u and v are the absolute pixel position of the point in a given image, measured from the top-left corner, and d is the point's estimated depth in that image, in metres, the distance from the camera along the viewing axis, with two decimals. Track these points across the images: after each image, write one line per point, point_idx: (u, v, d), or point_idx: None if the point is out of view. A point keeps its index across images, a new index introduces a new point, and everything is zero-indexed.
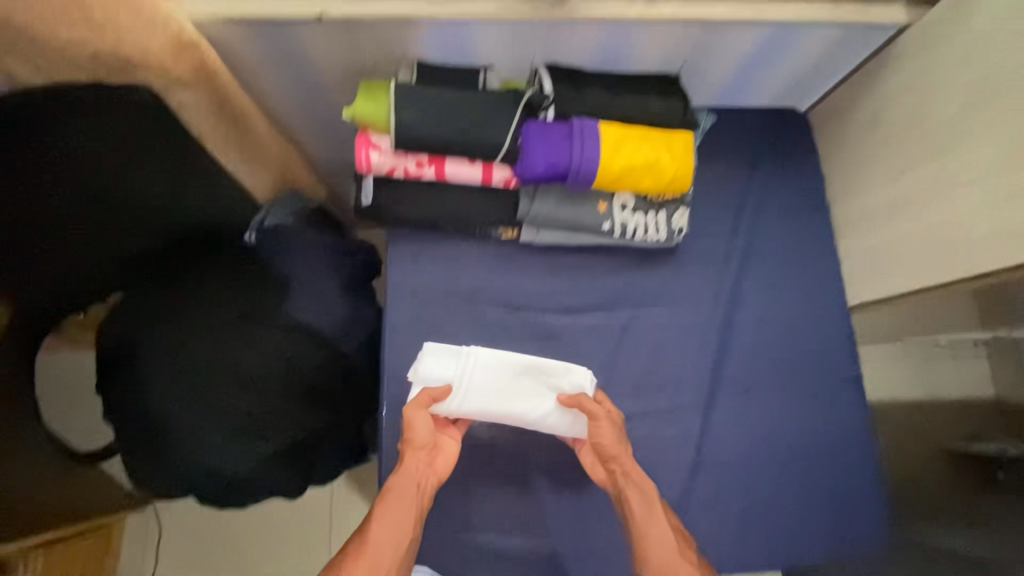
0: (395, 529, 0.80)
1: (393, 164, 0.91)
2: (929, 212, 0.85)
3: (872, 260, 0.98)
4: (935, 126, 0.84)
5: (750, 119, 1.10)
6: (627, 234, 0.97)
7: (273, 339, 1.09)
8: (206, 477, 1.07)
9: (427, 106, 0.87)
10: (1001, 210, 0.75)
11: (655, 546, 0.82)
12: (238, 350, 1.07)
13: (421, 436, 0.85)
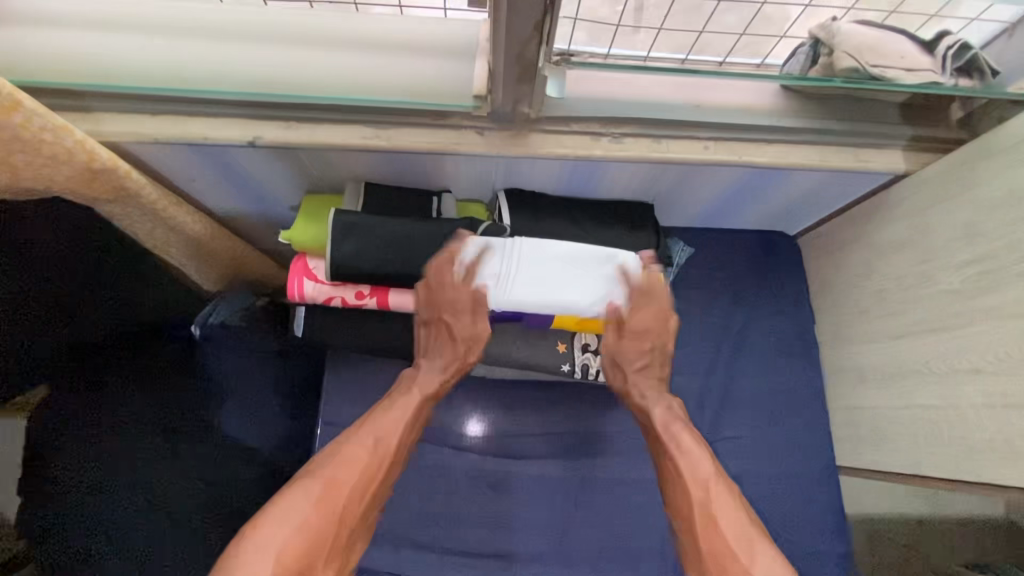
0: (397, 409, 0.74)
1: (330, 293, 0.82)
2: (927, 392, 0.74)
3: (863, 423, 0.87)
4: (935, 296, 0.74)
5: (734, 244, 1.01)
6: (589, 376, 0.88)
7: (207, 462, 0.95)
8: None
9: (369, 238, 0.79)
10: (1010, 416, 0.64)
11: (686, 460, 0.70)
12: (163, 476, 0.92)
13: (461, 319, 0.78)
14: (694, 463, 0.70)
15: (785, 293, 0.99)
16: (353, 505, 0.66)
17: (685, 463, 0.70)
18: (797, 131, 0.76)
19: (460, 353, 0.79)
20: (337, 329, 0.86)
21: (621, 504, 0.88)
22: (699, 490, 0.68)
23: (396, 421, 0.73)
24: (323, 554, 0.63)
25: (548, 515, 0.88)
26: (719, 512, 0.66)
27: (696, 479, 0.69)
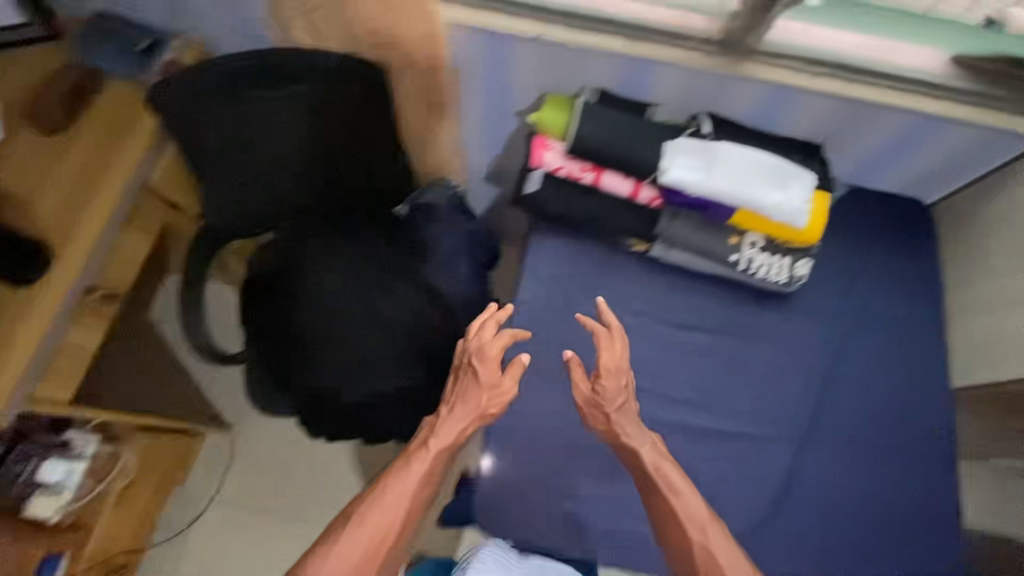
0: (421, 467, 0.89)
1: (561, 164, 1.05)
2: None
3: (996, 342, 1.07)
4: None
5: (875, 198, 1.20)
6: (750, 270, 1.05)
7: (408, 294, 1.28)
8: (325, 393, 1.27)
9: (605, 124, 1.02)
10: None
11: (680, 504, 0.85)
12: (377, 296, 1.27)
13: (484, 377, 0.92)
14: (688, 501, 0.86)
15: (914, 245, 1.17)
16: None
17: (672, 497, 0.86)
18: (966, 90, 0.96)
19: (483, 402, 0.93)
20: (553, 195, 1.07)
21: (762, 379, 1.08)
22: (695, 528, 0.84)
23: (405, 498, 0.87)
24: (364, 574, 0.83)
25: (700, 375, 1.08)
26: (716, 547, 0.82)
27: (692, 519, 0.84)
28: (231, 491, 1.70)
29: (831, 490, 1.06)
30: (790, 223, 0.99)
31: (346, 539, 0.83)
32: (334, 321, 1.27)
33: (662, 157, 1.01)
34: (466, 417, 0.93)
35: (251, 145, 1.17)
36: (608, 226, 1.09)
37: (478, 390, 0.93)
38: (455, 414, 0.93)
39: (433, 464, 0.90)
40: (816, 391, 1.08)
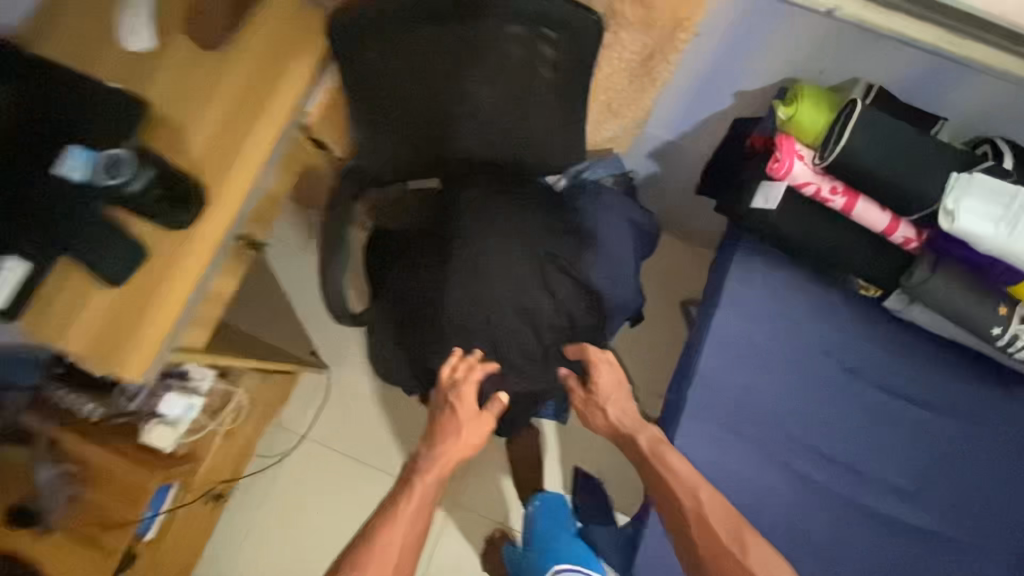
0: (409, 514, 1.09)
1: (809, 180, 0.85)
2: None
3: None
4: None
5: None
6: (1009, 348, 0.86)
7: (566, 289, 1.15)
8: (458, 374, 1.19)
9: (884, 141, 0.81)
10: None
11: (673, 479, 0.87)
12: (531, 287, 1.14)
13: (467, 414, 1.14)
14: (680, 471, 0.87)
15: None
16: None
17: (674, 479, 0.87)
18: None
19: (466, 431, 1.15)
20: (786, 216, 0.89)
21: (985, 471, 0.91)
22: (685, 493, 0.85)
23: (414, 527, 1.09)
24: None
25: (914, 454, 0.91)
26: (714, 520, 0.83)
27: (683, 486, 0.86)
28: (322, 431, 1.70)
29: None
30: None
31: (375, 545, 1.05)
32: (480, 302, 1.15)
33: (946, 191, 0.80)
34: (455, 449, 1.15)
35: (428, 88, 1.03)
36: (840, 263, 0.91)
37: (460, 421, 1.15)
38: (449, 442, 1.14)
39: (420, 494, 1.11)
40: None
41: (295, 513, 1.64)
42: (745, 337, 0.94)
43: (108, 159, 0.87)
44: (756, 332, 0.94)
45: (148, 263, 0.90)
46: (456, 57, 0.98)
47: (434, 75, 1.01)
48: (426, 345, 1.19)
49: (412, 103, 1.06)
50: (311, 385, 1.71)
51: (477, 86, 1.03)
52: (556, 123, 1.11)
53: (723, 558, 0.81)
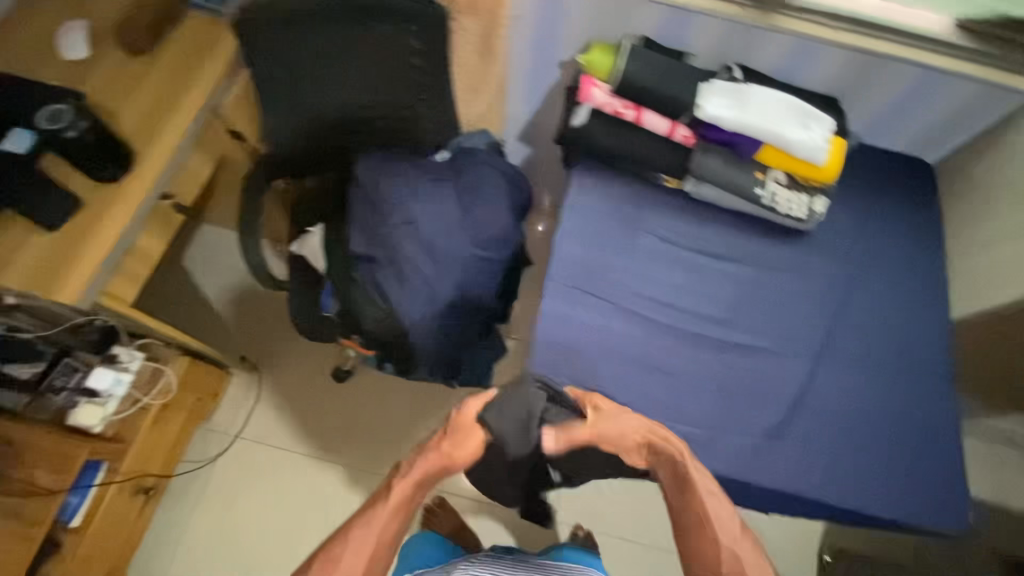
0: (386, 524, 0.94)
1: (606, 101, 1.16)
2: None
3: (986, 275, 1.16)
4: None
5: (885, 156, 1.30)
6: (774, 203, 1.16)
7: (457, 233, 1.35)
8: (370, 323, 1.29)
9: (648, 63, 1.13)
10: None
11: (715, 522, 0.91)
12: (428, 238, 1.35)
13: (461, 430, 0.97)
14: (719, 508, 0.92)
15: (917, 197, 1.27)
16: (373, 554, 0.92)
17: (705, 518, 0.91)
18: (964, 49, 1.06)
19: (441, 455, 0.97)
20: (599, 129, 1.17)
21: (782, 304, 1.14)
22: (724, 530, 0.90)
23: (393, 524, 0.94)
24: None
25: (724, 297, 1.14)
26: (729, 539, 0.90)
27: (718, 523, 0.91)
28: (254, 429, 1.74)
29: (885, 405, 1.08)
30: (811, 159, 1.10)
31: (362, 525, 0.93)
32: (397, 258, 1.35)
33: (697, 99, 1.13)
34: (436, 468, 0.98)
35: (318, 83, 1.30)
36: (646, 162, 1.19)
37: (436, 447, 0.97)
38: (427, 463, 0.97)
39: (399, 496, 0.95)
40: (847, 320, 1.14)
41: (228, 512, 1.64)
42: (586, 227, 1.19)
43: (53, 108, 1.09)
44: (594, 222, 1.19)
45: (79, 210, 1.06)
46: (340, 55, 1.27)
47: (320, 71, 1.29)
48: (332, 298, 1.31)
49: (303, 96, 1.31)
50: (241, 388, 1.77)
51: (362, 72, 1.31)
52: (432, 102, 1.40)
53: None
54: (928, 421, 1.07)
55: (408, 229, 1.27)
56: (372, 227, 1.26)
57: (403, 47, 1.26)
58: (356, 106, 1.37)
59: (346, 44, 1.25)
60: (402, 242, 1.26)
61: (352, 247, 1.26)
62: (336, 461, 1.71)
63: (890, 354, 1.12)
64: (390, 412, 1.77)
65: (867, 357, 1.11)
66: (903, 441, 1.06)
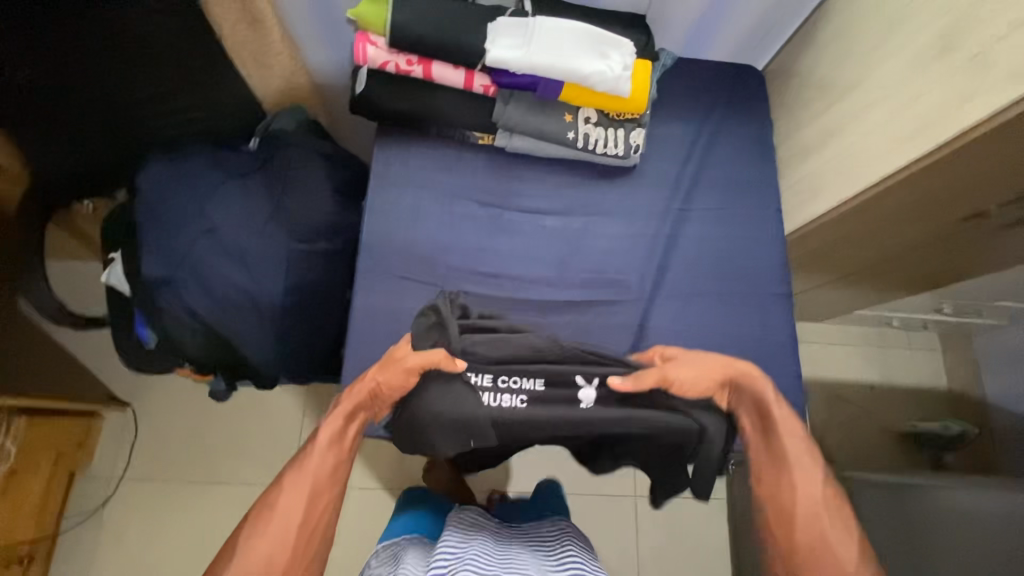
0: (329, 461, 0.86)
1: (386, 59, 1.02)
2: (849, 133, 0.99)
3: (801, 182, 1.12)
4: (853, 57, 0.98)
5: (709, 68, 1.22)
6: (589, 145, 1.08)
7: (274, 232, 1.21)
8: (196, 351, 1.17)
9: (420, 10, 0.99)
10: (909, 112, 0.86)
11: (797, 464, 0.88)
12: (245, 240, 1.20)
13: (399, 362, 0.92)
14: (790, 448, 0.90)
15: (745, 107, 1.20)
16: (315, 501, 0.83)
17: (790, 465, 0.88)
18: None
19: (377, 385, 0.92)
20: (385, 93, 1.04)
21: (610, 252, 1.10)
22: (801, 472, 0.87)
23: (331, 459, 0.87)
24: (285, 559, 0.78)
25: (550, 257, 1.09)
26: (806, 486, 0.86)
27: (800, 466, 0.88)
28: (141, 466, 1.65)
29: (717, 337, 1.07)
30: (614, 92, 1.01)
31: (298, 472, 0.85)
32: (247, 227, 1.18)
33: (484, 44, 1.00)
34: (366, 399, 0.93)
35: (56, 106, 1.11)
36: (449, 122, 1.08)
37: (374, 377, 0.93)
38: (354, 395, 0.93)
39: (336, 429, 0.89)
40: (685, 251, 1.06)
41: (129, 556, 1.57)
42: (397, 205, 1.09)
43: None
44: (405, 199, 1.09)
45: None
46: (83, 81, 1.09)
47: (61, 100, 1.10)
48: (146, 328, 1.18)
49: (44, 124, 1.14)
50: (115, 428, 1.66)
51: (107, 74, 1.10)
52: (212, 81, 1.23)
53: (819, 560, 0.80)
54: (759, 345, 1.07)
55: (209, 239, 1.15)
56: (166, 243, 1.12)
57: (139, 36, 1.07)
58: (121, 106, 1.18)
59: (66, 53, 1.03)
60: (205, 254, 1.14)
61: (147, 271, 1.11)
62: (236, 479, 1.66)
63: (723, 283, 1.10)
64: (283, 419, 1.71)
65: (701, 290, 1.09)
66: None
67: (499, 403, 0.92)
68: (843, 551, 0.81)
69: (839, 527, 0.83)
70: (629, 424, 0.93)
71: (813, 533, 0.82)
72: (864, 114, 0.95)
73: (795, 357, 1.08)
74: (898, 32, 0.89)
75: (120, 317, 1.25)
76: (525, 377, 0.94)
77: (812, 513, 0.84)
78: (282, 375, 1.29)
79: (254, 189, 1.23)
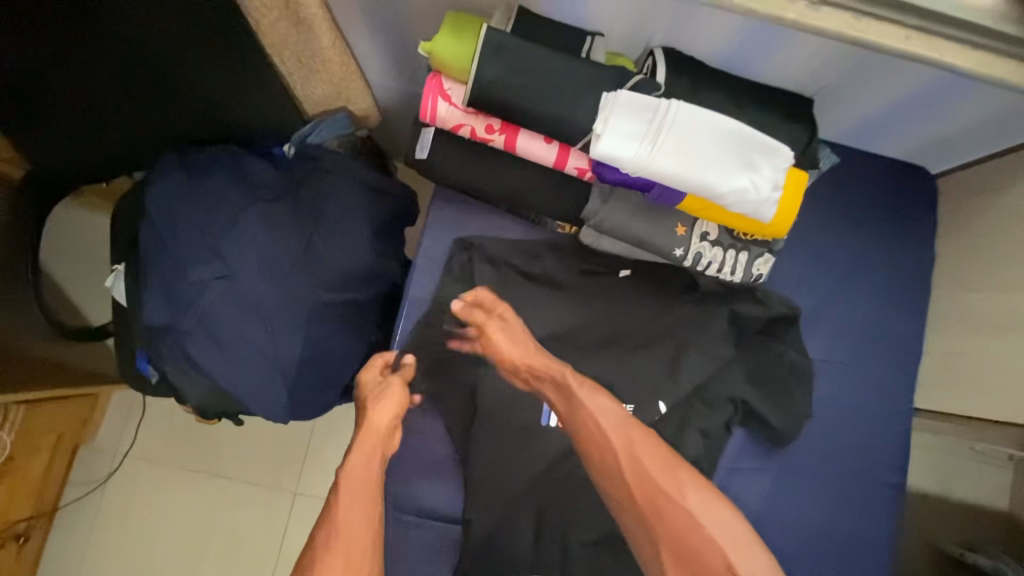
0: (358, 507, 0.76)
1: (460, 120, 0.78)
2: None
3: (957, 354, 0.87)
4: None
5: (871, 168, 0.94)
6: (698, 267, 0.84)
7: (298, 281, 1.02)
8: (201, 399, 1.05)
9: (518, 67, 0.73)
10: None
11: (613, 421, 0.76)
12: (260, 286, 1.00)
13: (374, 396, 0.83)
14: (602, 407, 0.77)
15: (906, 228, 0.94)
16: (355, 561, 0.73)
17: (598, 419, 0.76)
18: (987, 58, 0.68)
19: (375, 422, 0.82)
20: (453, 162, 0.82)
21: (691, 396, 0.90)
22: (617, 434, 0.75)
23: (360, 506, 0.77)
24: None
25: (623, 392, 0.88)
26: (639, 448, 0.74)
27: (611, 425, 0.76)
28: (145, 446, 1.59)
29: (803, 523, 0.89)
30: (751, 213, 0.76)
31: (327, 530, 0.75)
32: (296, 218, 1.03)
33: (590, 123, 0.75)
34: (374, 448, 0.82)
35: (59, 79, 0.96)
36: (529, 205, 0.86)
37: (377, 415, 0.82)
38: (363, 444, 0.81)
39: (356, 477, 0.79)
40: (788, 420, 0.86)
41: (123, 540, 1.55)
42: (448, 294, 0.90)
43: None
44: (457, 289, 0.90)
45: None
46: (76, 41, 0.89)
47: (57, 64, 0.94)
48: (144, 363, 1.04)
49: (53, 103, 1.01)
50: (124, 402, 1.59)
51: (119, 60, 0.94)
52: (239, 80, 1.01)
53: (671, 514, 0.70)
54: (851, 541, 0.89)
55: (223, 286, 0.98)
56: (172, 284, 0.97)
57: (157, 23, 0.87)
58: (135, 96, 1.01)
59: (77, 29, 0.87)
60: (216, 302, 0.98)
61: (149, 316, 0.98)
62: (238, 478, 1.60)
63: (823, 458, 0.90)
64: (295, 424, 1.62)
65: (799, 464, 0.89)
66: (818, 562, 0.88)
67: None
68: (684, 496, 0.71)
69: (653, 453, 0.74)
70: (708, 399, 0.86)
71: (650, 484, 0.72)
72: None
73: (886, 559, 0.90)
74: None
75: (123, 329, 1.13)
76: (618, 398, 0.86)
77: (636, 463, 0.73)
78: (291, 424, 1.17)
79: (278, 222, 1.02)
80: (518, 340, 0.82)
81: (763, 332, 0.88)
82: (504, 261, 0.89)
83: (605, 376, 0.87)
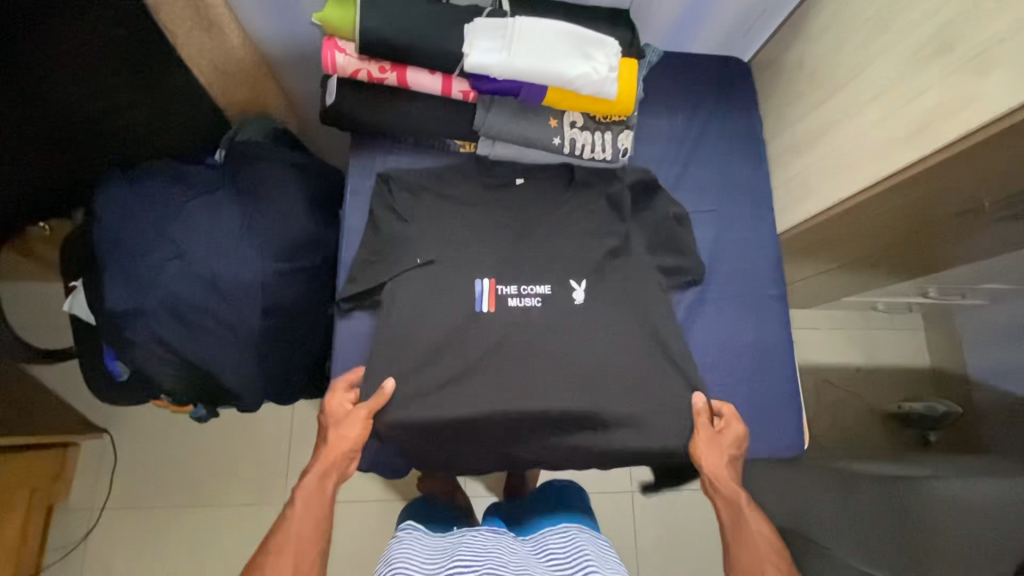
0: (310, 518, 0.78)
1: (357, 66, 0.96)
2: (842, 132, 0.97)
3: (794, 178, 1.10)
4: (850, 50, 0.95)
5: (694, 62, 1.18)
6: (577, 150, 1.04)
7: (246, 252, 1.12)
8: (178, 379, 1.13)
9: (392, 12, 0.92)
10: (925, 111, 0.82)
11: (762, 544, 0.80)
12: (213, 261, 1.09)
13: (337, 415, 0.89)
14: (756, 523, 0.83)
15: (734, 101, 1.18)
16: None
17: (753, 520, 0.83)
18: None
19: (338, 441, 0.86)
20: (359, 103, 1.00)
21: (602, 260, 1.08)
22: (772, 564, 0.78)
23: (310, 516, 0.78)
24: None
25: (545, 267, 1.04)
26: None
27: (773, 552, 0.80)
28: (120, 495, 1.58)
29: (712, 341, 1.08)
30: (600, 93, 0.96)
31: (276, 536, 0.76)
32: (238, 200, 1.16)
33: (461, 49, 0.94)
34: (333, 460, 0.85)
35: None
36: (431, 131, 1.04)
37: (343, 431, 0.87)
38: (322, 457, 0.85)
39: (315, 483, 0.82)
40: (684, 256, 1.07)
41: None
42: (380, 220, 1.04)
43: None
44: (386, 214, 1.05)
45: None
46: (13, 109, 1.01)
47: None
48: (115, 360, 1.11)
49: None
50: (92, 455, 1.59)
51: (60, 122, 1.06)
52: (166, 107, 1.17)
53: None
54: (755, 348, 1.09)
55: (179, 265, 1.08)
56: (132, 275, 1.07)
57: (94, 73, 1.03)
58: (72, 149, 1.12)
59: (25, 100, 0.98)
60: (176, 281, 1.08)
61: (113, 304, 1.06)
62: (225, 503, 1.60)
63: (716, 283, 1.11)
64: (272, 436, 1.65)
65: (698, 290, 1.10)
66: (732, 366, 1.08)
67: (524, 306, 0.99)
68: None
69: None
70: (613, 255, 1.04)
71: None
72: (858, 113, 0.94)
73: (786, 352, 1.11)
74: (896, 26, 0.86)
75: (86, 345, 1.19)
76: (535, 281, 1.00)
77: None
78: (265, 397, 1.25)
79: (222, 206, 1.15)
80: (717, 446, 0.92)
81: (641, 194, 1.08)
82: (422, 184, 1.05)
83: (525, 255, 1.03)
